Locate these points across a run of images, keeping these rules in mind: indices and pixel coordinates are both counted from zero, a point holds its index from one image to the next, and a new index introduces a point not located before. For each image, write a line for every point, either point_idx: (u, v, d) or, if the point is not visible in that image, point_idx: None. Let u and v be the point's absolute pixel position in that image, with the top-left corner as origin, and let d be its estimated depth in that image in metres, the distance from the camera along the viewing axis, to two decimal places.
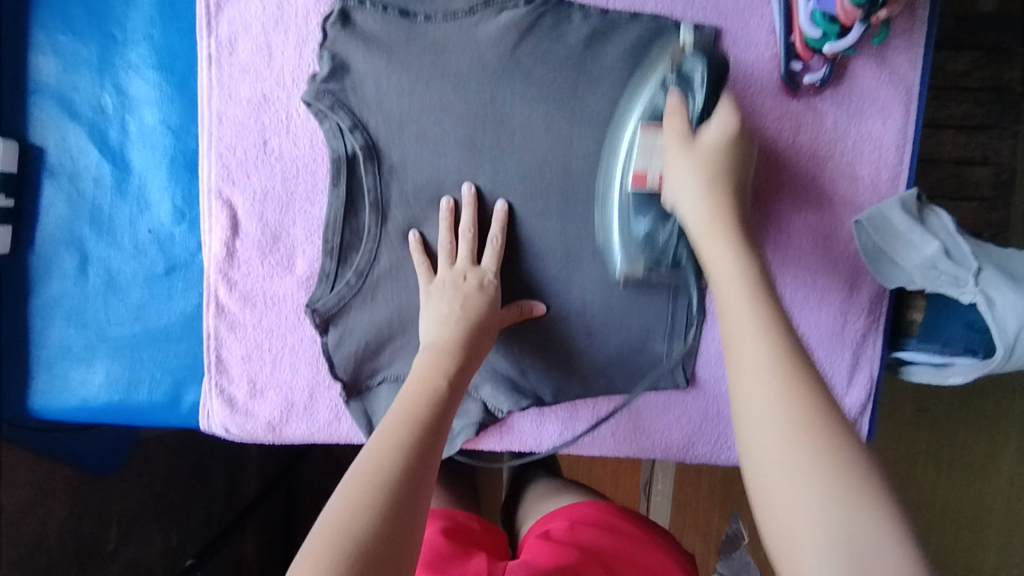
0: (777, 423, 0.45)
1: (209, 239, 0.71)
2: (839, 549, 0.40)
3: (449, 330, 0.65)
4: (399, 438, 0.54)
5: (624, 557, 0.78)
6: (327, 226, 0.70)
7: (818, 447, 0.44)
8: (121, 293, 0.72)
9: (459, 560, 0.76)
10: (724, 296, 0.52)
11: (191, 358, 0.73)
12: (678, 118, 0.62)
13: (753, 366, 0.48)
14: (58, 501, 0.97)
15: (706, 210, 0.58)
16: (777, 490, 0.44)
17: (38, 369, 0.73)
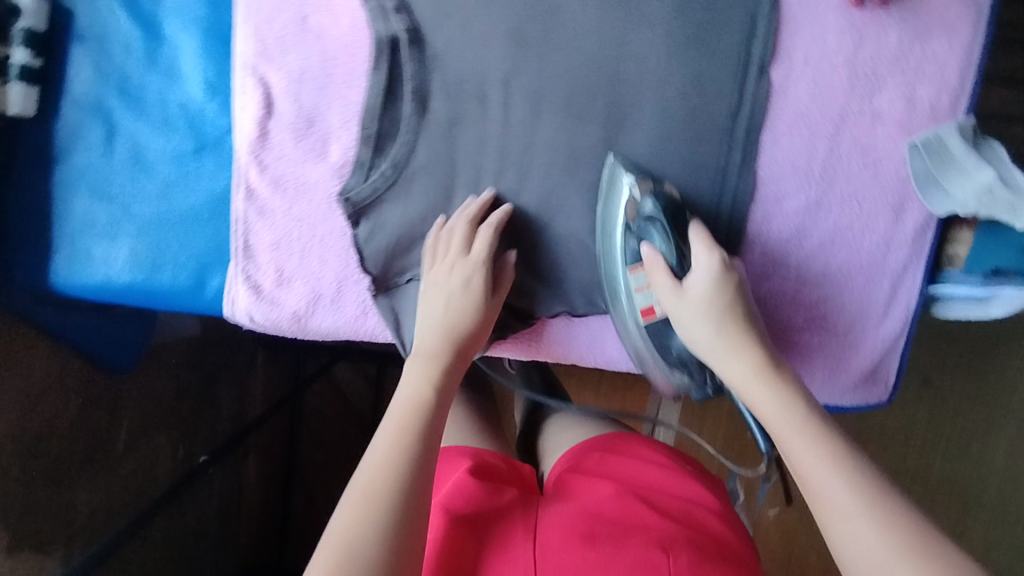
0: (842, 497, 0.52)
1: (241, 118, 0.68)
2: (913, 560, 0.49)
3: (441, 337, 0.66)
4: (391, 472, 0.56)
5: (655, 488, 0.79)
6: (366, 111, 0.68)
7: (862, 496, 0.52)
8: (148, 168, 0.70)
9: (492, 499, 0.75)
10: (755, 397, 0.60)
11: (217, 242, 0.71)
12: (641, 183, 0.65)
13: (802, 451, 0.56)
14: (71, 392, 0.95)
15: (718, 312, 0.62)
16: (852, 535, 0.51)
17: (60, 242, 0.71)
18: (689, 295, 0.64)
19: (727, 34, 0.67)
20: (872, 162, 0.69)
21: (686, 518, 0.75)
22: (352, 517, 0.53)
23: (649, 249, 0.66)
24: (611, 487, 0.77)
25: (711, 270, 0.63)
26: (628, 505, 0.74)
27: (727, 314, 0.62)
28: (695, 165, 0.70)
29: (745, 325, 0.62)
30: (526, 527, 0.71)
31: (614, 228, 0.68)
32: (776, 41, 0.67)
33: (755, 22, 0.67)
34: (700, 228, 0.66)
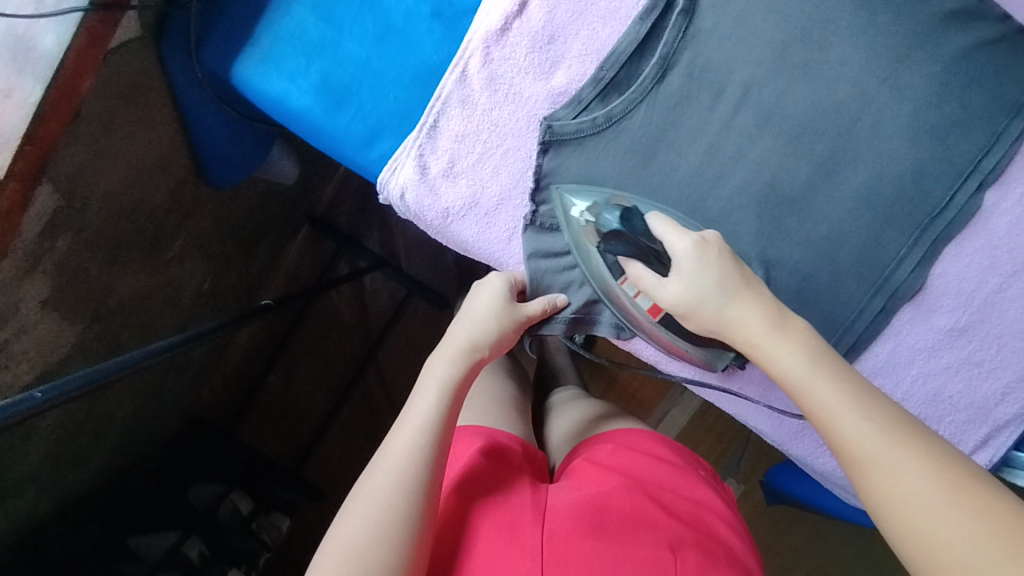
0: (861, 432, 0.48)
1: (492, 6, 0.68)
2: (960, 499, 0.43)
3: (488, 320, 0.66)
4: (414, 461, 0.54)
5: (668, 486, 0.70)
6: (610, 54, 0.68)
7: (868, 419, 0.48)
8: (380, 12, 0.69)
9: (501, 484, 0.67)
10: (794, 375, 0.53)
11: (408, 108, 0.70)
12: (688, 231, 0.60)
13: (843, 415, 0.49)
14: (166, 180, 0.87)
15: (763, 306, 0.56)
16: (875, 475, 0.46)
17: (262, 41, 0.70)
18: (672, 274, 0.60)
19: (967, 141, 0.67)
20: None
21: (697, 522, 0.67)
22: (370, 507, 0.51)
23: (638, 264, 0.63)
24: (623, 480, 0.68)
25: (692, 241, 0.59)
26: (637, 504, 0.65)
27: (734, 275, 0.58)
28: (874, 243, 0.70)
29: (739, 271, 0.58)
30: (535, 513, 0.63)
31: (594, 254, 0.67)
32: (1006, 169, 0.68)
33: (997, 141, 0.67)
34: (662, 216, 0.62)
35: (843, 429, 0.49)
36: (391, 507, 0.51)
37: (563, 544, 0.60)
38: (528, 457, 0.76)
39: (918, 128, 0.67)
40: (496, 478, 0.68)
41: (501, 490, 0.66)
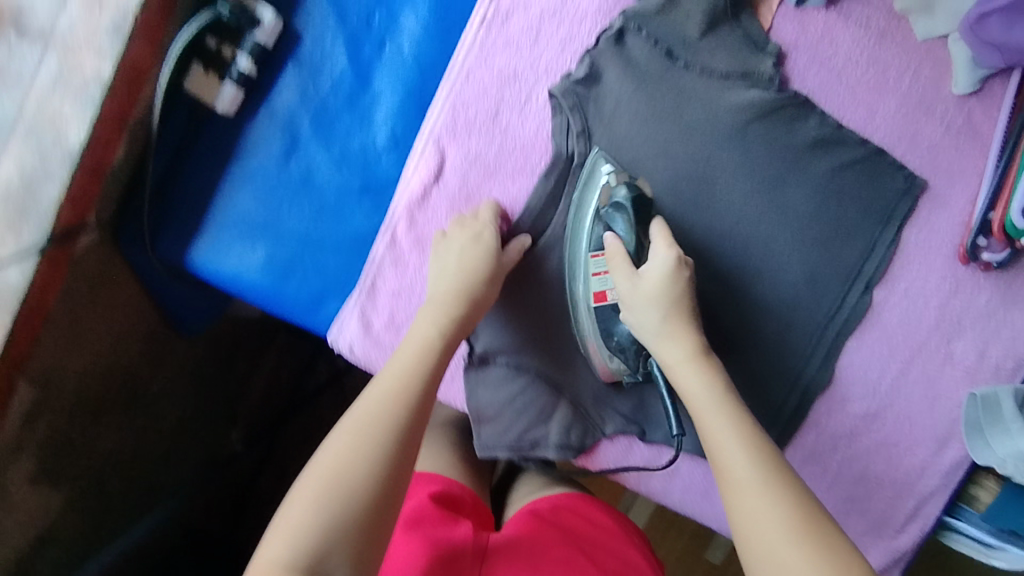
0: (723, 439, 0.58)
1: (410, 177, 0.75)
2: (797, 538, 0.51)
3: (452, 288, 0.68)
4: (365, 456, 0.55)
5: (600, 544, 0.71)
6: (523, 209, 0.75)
7: (730, 433, 0.59)
8: (312, 192, 0.76)
9: (445, 523, 0.69)
10: (720, 446, 0.58)
11: (346, 273, 0.77)
12: (618, 258, 0.68)
13: (718, 431, 0.59)
14: (137, 339, 0.92)
15: (693, 334, 0.65)
16: (738, 492, 0.56)
17: (209, 230, 0.76)
18: (644, 285, 0.66)
19: (849, 249, 0.75)
20: (933, 394, 0.78)
21: None
22: (349, 432, 0.57)
23: (614, 237, 0.69)
24: (557, 537, 0.71)
25: (666, 264, 0.66)
26: (563, 557, 0.68)
27: (681, 306, 0.65)
28: (783, 345, 0.77)
29: (688, 321, 0.65)
30: (468, 559, 0.67)
31: (581, 226, 0.73)
32: (887, 269, 0.76)
33: (874, 246, 0.75)
34: (662, 225, 0.69)
35: (723, 452, 0.58)
36: (351, 462, 0.55)
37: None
38: (478, 509, 0.77)
39: (804, 242, 0.75)
40: (441, 520, 0.70)
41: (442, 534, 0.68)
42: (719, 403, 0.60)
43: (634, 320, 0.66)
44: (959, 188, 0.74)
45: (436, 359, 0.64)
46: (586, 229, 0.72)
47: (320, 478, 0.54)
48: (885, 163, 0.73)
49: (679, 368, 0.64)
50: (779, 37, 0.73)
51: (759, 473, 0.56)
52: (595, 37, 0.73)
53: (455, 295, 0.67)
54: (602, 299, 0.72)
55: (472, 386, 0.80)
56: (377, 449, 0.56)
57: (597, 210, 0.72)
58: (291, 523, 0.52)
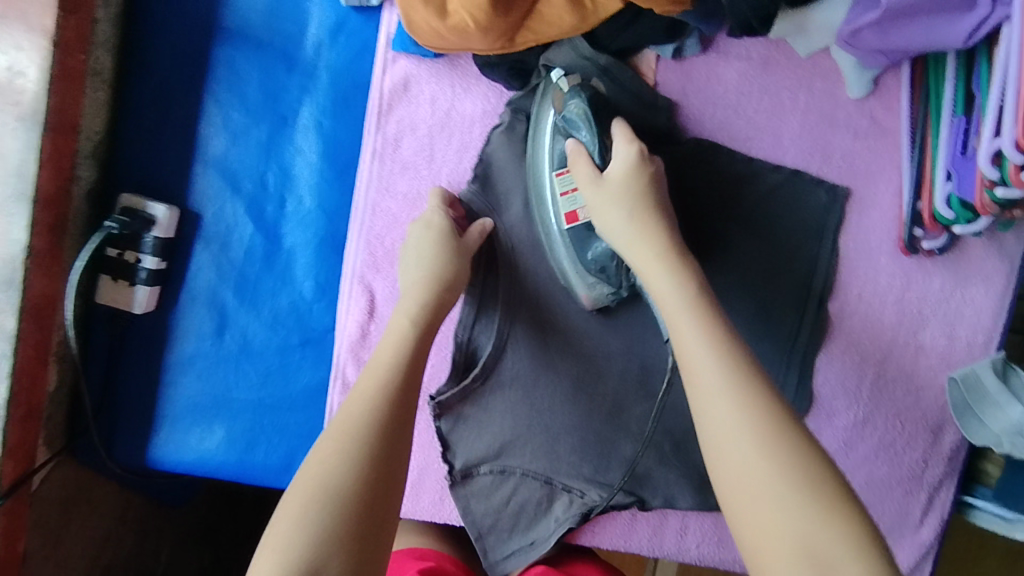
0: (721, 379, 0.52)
1: (345, 319, 0.74)
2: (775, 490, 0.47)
3: (421, 275, 0.65)
4: (353, 439, 0.51)
5: None
6: (461, 320, 0.74)
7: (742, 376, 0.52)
8: (253, 359, 0.74)
9: None
10: (686, 345, 0.55)
11: (309, 428, 0.76)
12: (582, 161, 0.65)
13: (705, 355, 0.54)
14: (129, 532, 0.91)
15: (653, 251, 0.61)
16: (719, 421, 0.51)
17: (162, 423, 0.74)
18: (608, 184, 0.64)
19: (792, 272, 0.74)
20: (915, 387, 0.77)
21: None
22: (343, 420, 0.52)
23: (574, 142, 0.66)
24: None
25: (628, 162, 0.64)
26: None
27: (642, 203, 0.63)
28: None
29: (658, 219, 0.63)
30: None
31: (540, 142, 0.69)
32: (835, 280, 0.75)
33: (817, 262, 0.75)
34: (622, 124, 0.66)
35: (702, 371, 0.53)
36: (346, 445, 0.50)
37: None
38: None
39: (748, 276, 0.74)
40: None
41: None
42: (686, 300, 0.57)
43: (600, 223, 0.64)
44: (883, 186, 0.74)
45: (413, 350, 0.60)
46: (551, 147, 0.69)
47: (334, 431, 0.52)
48: (802, 183, 0.73)
49: (653, 279, 0.60)
50: (666, 89, 0.74)
51: (727, 381, 0.52)
52: (486, 138, 0.72)
53: (423, 285, 0.64)
54: (574, 218, 0.69)
55: (465, 502, 0.77)
56: (368, 428, 0.52)
57: (555, 124, 0.68)
58: (292, 501, 0.47)
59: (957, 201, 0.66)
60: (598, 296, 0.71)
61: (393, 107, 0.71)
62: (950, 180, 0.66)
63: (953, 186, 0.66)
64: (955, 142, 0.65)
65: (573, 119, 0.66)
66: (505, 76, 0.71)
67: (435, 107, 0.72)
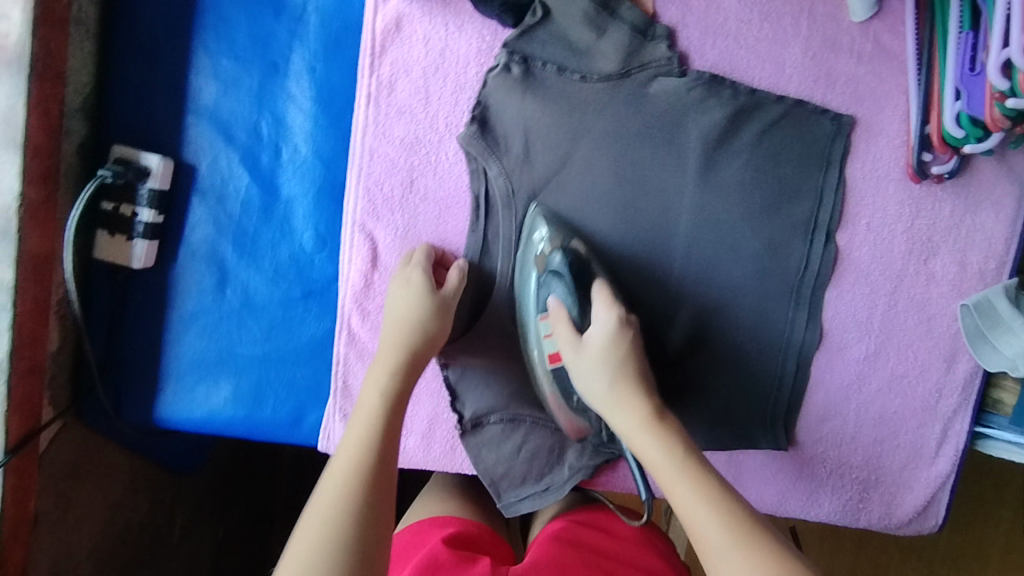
0: (663, 459, 0.56)
1: (347, 269, 0.73)
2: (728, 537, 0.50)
3: (400, 319, 0.66)
4: (357, 462, 0.54)
5: (623, 560, 0.65)
6: (464, 266, 0.73)
7: (689, 481, 0.54)
8: (256, 314, 0.74)
9: (462, 562, 0.62)
10: (641, 447, 0.58)
11: (316, 381, 0.75)
12: (563, 321, 0.66)
13: (649, 451, 0.57)
14: (142, 500, 0.92)
15: (601, 389, 0.62)
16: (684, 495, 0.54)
17: (167, 380, 0.74)
18: (586, 349, 0.63)
19: (798, 205, 0.73)
20: (927, 317, 0.76)
21: None
22: (343, 482, 0.52)
23: (557, 299, 0.68)
24: (579, 558, 0.64)
25: (610, 324, 0.64)
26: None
27: (616, 357, 0.62)
28: (764, 316, 0.75)
29: (635, 381, 0.61)
30: None
31: (528, 280, 0.71)
32: (843, 211, 0.74)
33: (823, 193, 0.73)
34: (603, 285, 0.67)
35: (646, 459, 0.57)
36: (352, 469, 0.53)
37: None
38: (496, 545, 0.71)
39: (753, 209, 0.73)
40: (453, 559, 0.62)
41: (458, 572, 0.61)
42: (633, 400, 0.60)
43: (578, 382, 0.64)
44: (890, 111, 0.72)
45: (407, 367, 0.63)
46: (537, 293, 0.70)
47: (338, 462, 0.54)
48: (806, 111, 0.72)
49: (617, 401, 0.61)
50: (665, 21, 0.72)
51: (679, 473, 0.55)
52: (482, 78, 0.70)
53: (403, 343, 0.64)
54: (558, 361, 0.68)
55: (477, 451, 0.76)
56: (368, 457, 0.54)
57: (538, 260, 0.70)
58: (290, 572, 0.46)
59: (967, 119, 0.64)
60: (585, 424, 0.72)
61: (386, 49, 0.70)
62: (960, 99, 0.64)
63: (960, 103, 0.64)
64: (964, 59, 0.64)
65: (557, 274, 0.68)
66: (499, 12, 0.69)
67: (430, 48, 0.70)
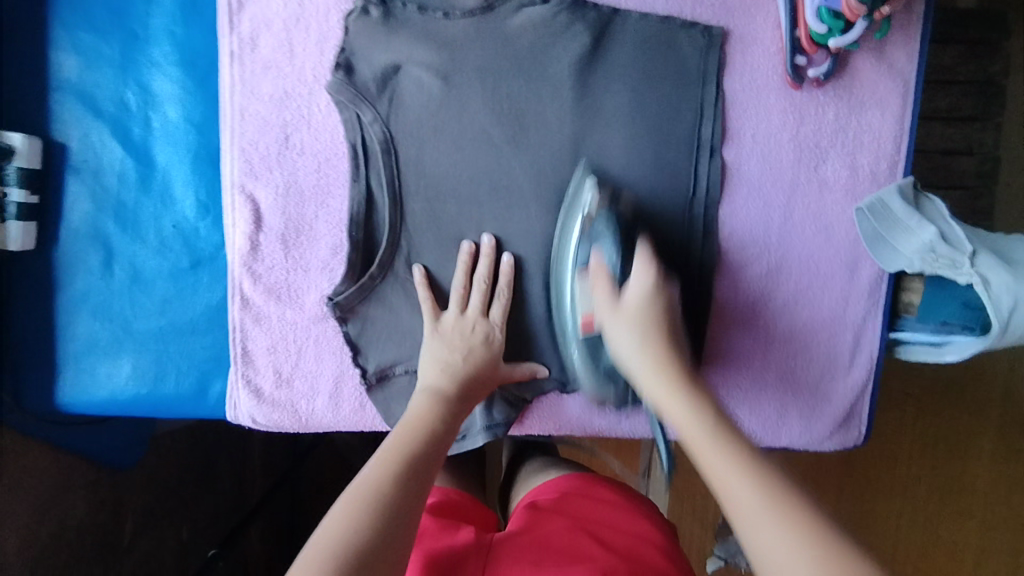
0: (751, 501, 0.44)
1: (233, 233, 0.72)
2: (806, 553, 0.41)
3: (444, 374, 0.68)
4: (403, 469, 0.56)
5: (606, 524, 0.69)
6: (350, 219, 0.71)
7: (751, 482, 0.45)
8: (147, 287, 0.73)
9: (446, 531, 0.68)
10: (709, 463, 0.47)
11: (217, 350, 0.75)
12: (603, 278, 0.61)
13: (730, 485, 0.45)
14: (81, 497, 0.93)
15: (640, 357, 0.55)
16: (751, 533, 0.44)
17: (66, 364, 0.74)
18: (626, 307, 0.58)
19: (680, 122, 0.72)
20: (824, 225, 0.75)
21: (633, 552, 0.64)
22: (370, 486, 0.53)
23: (597, 257, 0.64)
24: (562, 524, 0.68)
25: (646, 286, 0.59)
26: (570, 541, 0.65)
27: (654, 331, 0.56)
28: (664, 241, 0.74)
29: (667, 338, 0.56)
30: (475, 553, 0.64)
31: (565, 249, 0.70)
32: (726, 126, 0.73)
33: (703, 107, 0.72)
34: (648, 244, 0.64)
35: (725, 490, 0.46)
36: (392, 463, 0.56)
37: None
38: (476, 512, 0.77)
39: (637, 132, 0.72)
40: (440, 530, 0.68)
41: (443, 541, 0.66)
42: (689, 409, 0.50)
43: (610, 344, 0.58)
44: (760, 19, 0.72)
45: (453, 405, 0.65)
46: (578, 230, 0.69)
47: (381, 461, 0.56)
48: (673, 28, 0.71)
49: (642, 356, 0.55)
50: None
51: (766, 510, 0.43)
52: (344, 26, 0.70)
53: (450, 383, 0.67)
54: (591, 324, 0.65)
55: (384, 405, 0.74)
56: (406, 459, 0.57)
57: (583, 227, 0.68)
58: (325, 535, 0.48)
59: (826, 12, 0.65)
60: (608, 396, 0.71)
61: (244, 5, 0.70)
62: None
63: None
64: None
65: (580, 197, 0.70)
66: None
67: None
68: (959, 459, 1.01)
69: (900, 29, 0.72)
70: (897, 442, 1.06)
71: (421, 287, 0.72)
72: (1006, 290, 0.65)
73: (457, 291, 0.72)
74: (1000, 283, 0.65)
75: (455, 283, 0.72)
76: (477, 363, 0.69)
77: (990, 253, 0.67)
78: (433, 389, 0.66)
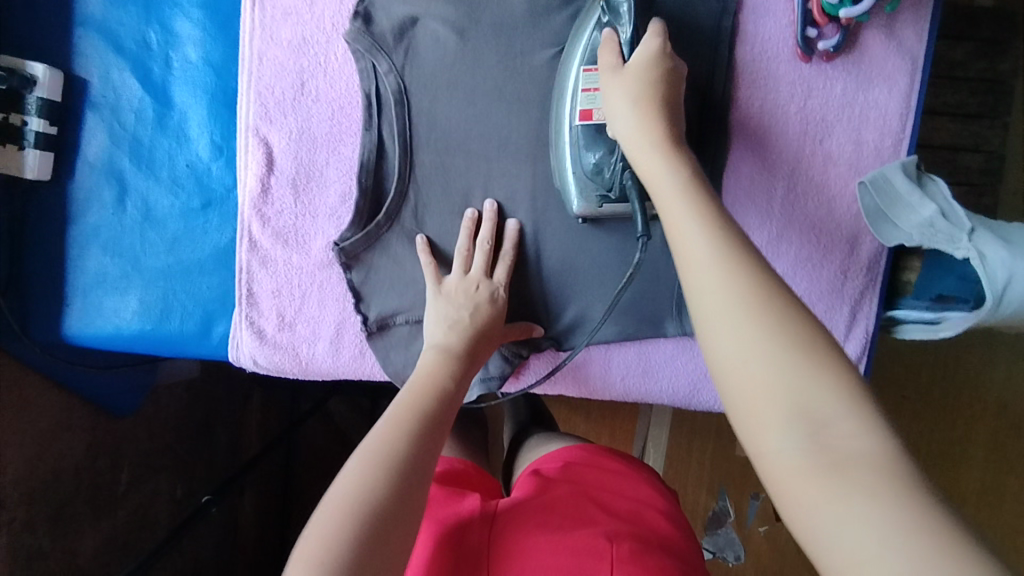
0: (735, 300, 0.42)
1: (244, 175, 0.73)
2: (794, 404, 0.39)
3: (450, 332, 0.69)
4: (410, 428, 0.57)
5: (608, 488, 0.70)
6: (360, 167, 0.73)
7: (770, 323, 0.41)
8: (157, 225, 0.74)
9: (452, 497, 0.68)
10: (691, 269, 0.45)
11: (222, 291, 0.76)
12: (610, 50, 0.60)
13: (725, 302, 0.42)
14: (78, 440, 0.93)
15: (636, 128, 0.56)
16: (732, 359, 0.41)
17: (74, 297, 0.75)
18: (630, 69, 0.58)
19: (690, 89, 0.73)
20: (827, 199, 0.76)
21: (637, 517, 0.65)
22: (380, 445, 0.54)
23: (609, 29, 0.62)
24: (566, 488, 0.69)
25: (651, 54, 0.59)
26: (576, 505, 0.66)
27: (646, 141, 0.54)
28: None
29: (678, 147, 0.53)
30: (480, 516, 0.64)
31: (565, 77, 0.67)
32: (734, 95, 0.74)
33: (713, 75, 0.73)
34: (659, 25, 0.60)
35: (711, 324, 0.43)
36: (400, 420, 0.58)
37: (508, 544, 0.60)
38: (482, 479, 0.78)
39: None
40: (445, 498, 0.68)
41: (449, 508, 0.67)
42: (708, 240, 0.45)
43: (607, 116, 0.58)
44: None
45: (458, 363, 0.67)
46: (573, 84, 0.66)
47: (391, 423, 0.57)
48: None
49: (637, 152, 0.55)
50: None
51: (757, 313, 0.41)
52: None
53: (457, 338, 0.68)
54: (588, 116, 0.65)
55: (384, 354, 0.75)
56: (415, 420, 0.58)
57: (592, 37, 0.65)
58: (339, 493, 0.50)
59: None
60: (592, 207, 0.68)
61: None
62: None
63: None
64: None
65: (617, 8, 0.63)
66: None
67: None
68: (953, 463, 1.05)
69: (910, 8, 0.73)
70: (893, 434, 1.06)
71: (423, 254, 0.73)
72: (1001, 264, 0.66)
73: (460, 253, 0.73)
74: (996, 258, 0.66)
75: (459, 242, 0.73)
76: (486, 319, 0.70)
77: (988, 231, 0.68)
78: (440, 346, 0.68)
